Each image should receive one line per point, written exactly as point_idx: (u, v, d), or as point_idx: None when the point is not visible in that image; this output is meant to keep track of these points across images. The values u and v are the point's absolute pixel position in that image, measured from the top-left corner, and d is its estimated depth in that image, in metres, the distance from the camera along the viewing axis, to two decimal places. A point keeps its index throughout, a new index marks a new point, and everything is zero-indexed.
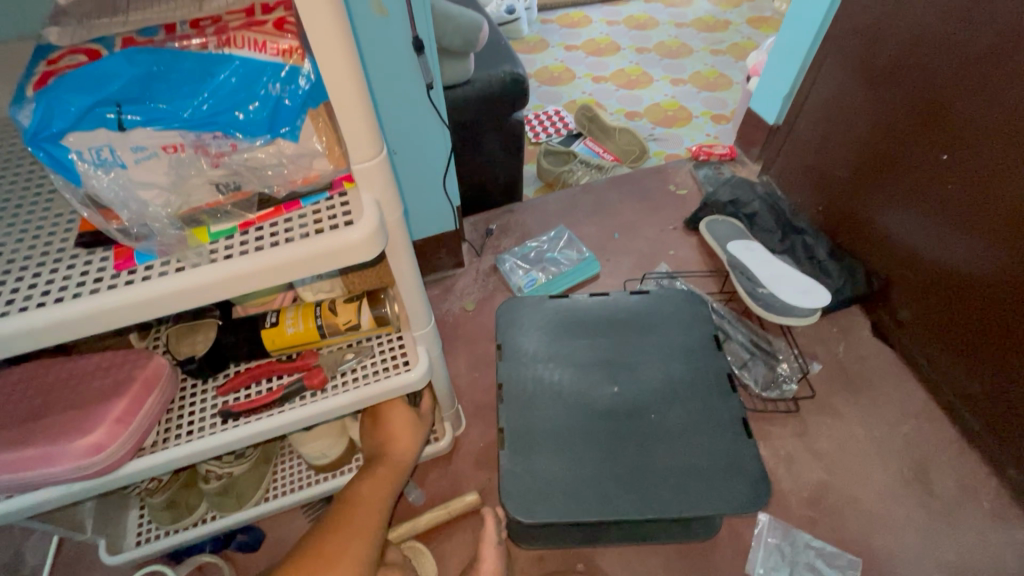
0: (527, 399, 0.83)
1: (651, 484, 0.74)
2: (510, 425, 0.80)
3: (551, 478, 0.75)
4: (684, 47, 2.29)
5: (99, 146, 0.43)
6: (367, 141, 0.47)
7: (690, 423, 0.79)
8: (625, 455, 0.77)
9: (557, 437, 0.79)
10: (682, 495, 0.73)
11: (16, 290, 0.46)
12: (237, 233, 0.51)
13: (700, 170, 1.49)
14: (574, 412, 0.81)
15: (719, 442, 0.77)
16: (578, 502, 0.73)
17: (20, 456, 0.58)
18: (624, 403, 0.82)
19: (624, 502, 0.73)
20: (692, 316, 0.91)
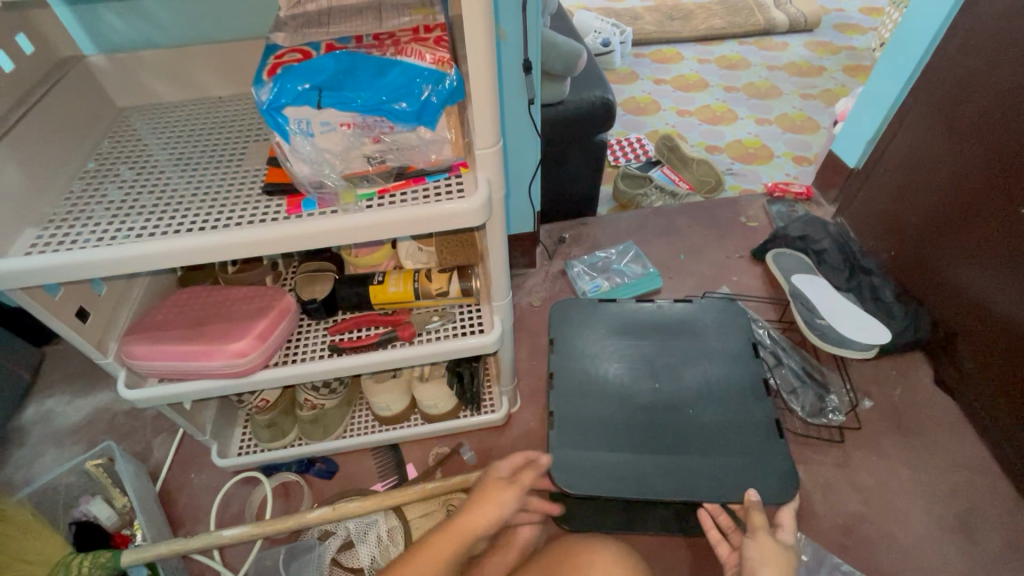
0: (575, 389, 0.92)
1: (689, 470, 0.82)
2: (558, 410, 0.89)
3: (591, 457, 0.84)
4: (774, 89, 2.34)
5: (301, 119, 0.58)
6: (488, 131, 0.60)
7: (718, 421, 0.87)
8: (661, 444, 0.84)
9: (600, 424, 0.88)
10: (714, 482, 0.80)
11: (233, 217, 0.66)
12: (375, 197, 0.65)
13: (774, 206, 1.53)
14: (617, 404, 0.90)
15: (749, 440, 0.84)
16: (619, 479, 0.82)
17: (189, 349, 0.76)
18: (664, 399, 0.89)
19: (663, 485, 0.81)
20: (732, 324, 0.98)
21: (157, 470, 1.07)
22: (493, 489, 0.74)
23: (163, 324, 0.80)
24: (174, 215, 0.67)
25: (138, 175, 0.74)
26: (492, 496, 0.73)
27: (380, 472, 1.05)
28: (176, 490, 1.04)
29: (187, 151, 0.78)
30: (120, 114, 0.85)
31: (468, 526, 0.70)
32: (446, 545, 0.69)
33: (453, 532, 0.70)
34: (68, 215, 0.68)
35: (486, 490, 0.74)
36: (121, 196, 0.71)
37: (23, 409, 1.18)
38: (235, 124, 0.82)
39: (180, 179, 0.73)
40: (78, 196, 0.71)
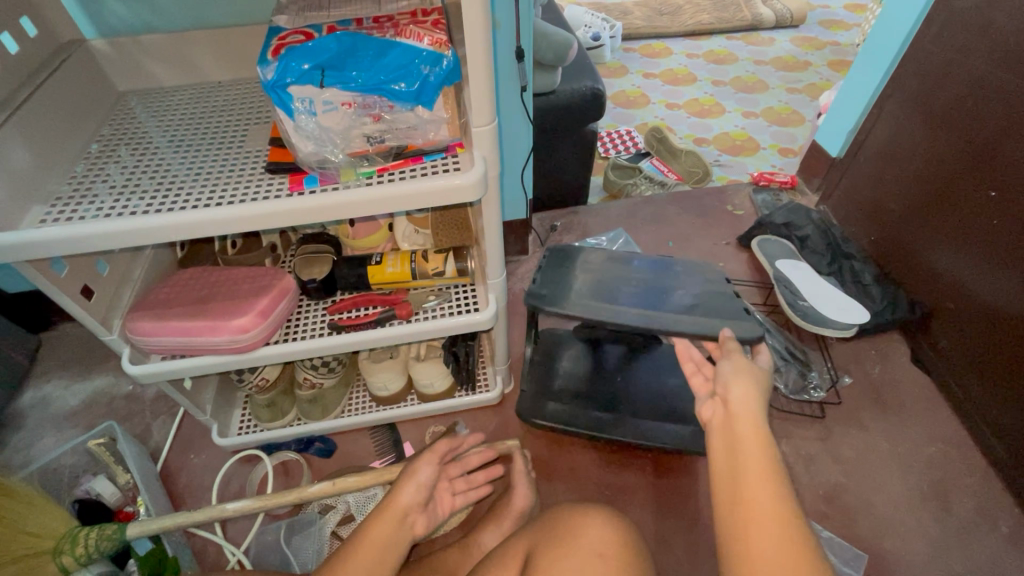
0: (568, 251, 0.98)
1: (661, 313, 0.86)
2: (543, 269, 0.94)
3: (569, 295, 0.89)
4: (760, 84, 2.39)
5: (306, 98, 0.61)
6: (484, 110, 0.61)
7: (700, 292, 0.91)
8: (640, 295, 0.90)
9: (582, 281, 0.92)
10: (684, 323, 0.84)
11: (239, 194, 0.68)
12: (375, 175, 0.68)
13: (759, 195, 1.58)
14: (604, 267, 0.95)
15: (727, 306, 0.88)
16: (593, 308, 0.86)
17: (194, 325, 0.78)
18: (648, 271, 0.95)
19: (633, 315, 0.85)
20: None
21: (157, 451, 1.08)
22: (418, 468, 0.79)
23: (167, 302, 0.82)
24: (178, 192, 0.69)
25: (140, 155, 0.76)
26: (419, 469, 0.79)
27: (377, 450, 1.08)
28: (177, 470, 1.06)
29: (187, 133, 0.80)
30: (121, 98, 0.86)
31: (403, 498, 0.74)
32: (392, 515, 0.71)
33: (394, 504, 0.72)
34: (72, 192, 0.70)
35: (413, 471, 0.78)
36: (124, 177, 0.72)
37: (21, 394, 1.19)
38: (234, 108, 0.84)
39: (184, 159, 0.75)
40: (82, 177, 0.72)
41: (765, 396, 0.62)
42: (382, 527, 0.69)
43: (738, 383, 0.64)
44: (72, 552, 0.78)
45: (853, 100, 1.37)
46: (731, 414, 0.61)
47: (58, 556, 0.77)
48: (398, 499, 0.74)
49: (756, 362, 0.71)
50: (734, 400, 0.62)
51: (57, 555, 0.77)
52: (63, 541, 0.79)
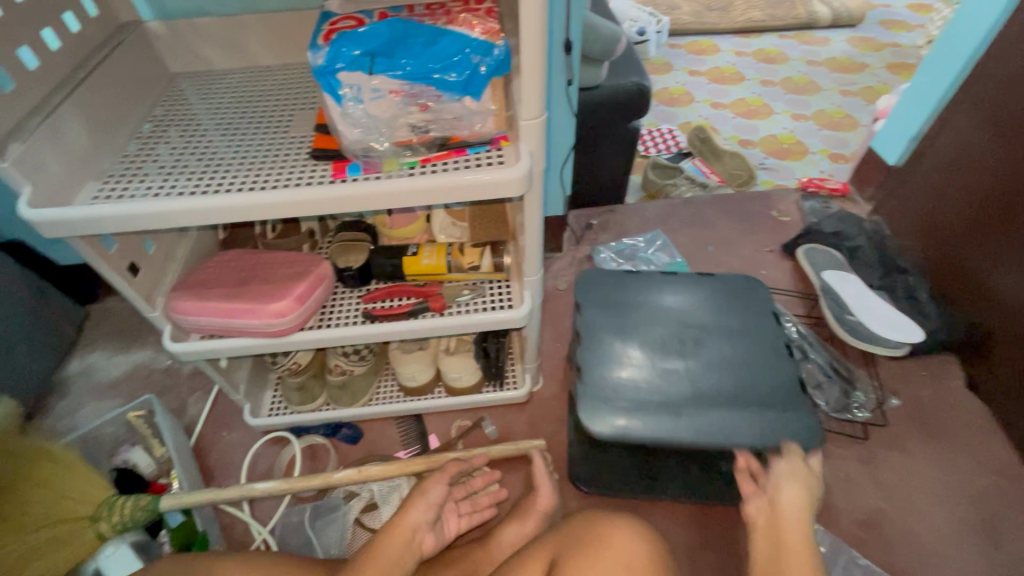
0: (604, 342, 0.93)
1: (710, 422, 0.84)
2: (589, 370, 0.90)
3: (621, 416, 0.86)
4: (812, 85, 2.29)
5: (354, 85, 0.60)
6: (532, 102, 0.59)
7: (747, 370, 0.89)
8: (686, 398, 0.86)
9: (628, 382, 0.89)
10: (740, 431, 0.83)
11: (284, 179, 0.68)
12: (418, 166, 0.67)
13: (807, 202, 1.51)
14: (646, 361, 0.91)
15: (780, 393, 0.86)
16: (643, 433, 0.84)
17: (232, 306, 0.79)
18: (689, 358, 0.90)
19: (684, 434, 0.84)
20: (758, 298, 0.98)
21: (191, 426, 1.11)
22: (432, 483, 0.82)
23: (208, 282, 0.83)
24: (225, 176, 0.70)
25: (189, 138, 0.77)
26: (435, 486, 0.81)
27: (404, 439, 1.08)
28: (209, 446, 1.08)
29: (234, 118, 0.80)
30: (174, 80, 0.88)
31: (416, 513, 0.76)
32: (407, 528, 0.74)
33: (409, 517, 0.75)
34: (125, 172, 0.71)
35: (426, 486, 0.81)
36: (172, 159, 0.73)
37: (68, 361, 1.24)
38: (281, 94, 0.84)
39: (231, 143, 0.75)
40: (133, 157, 0.73)
41: (810, 502, 0.72)
42: (396, 538, 0.72)
43: (789, 484, 0.73)
44: (109, 520, 0.81)
45: (915, 112, 1.28)
46: (778, 522, 0.69)
47: (95, 523, 0.81)
48: (411, 512, 0.76)
49: (813, 464, 0.78)
50: (788, 502, 0.71)
51: (97, 522, 0.81)
52: (101, 509, 0.82)
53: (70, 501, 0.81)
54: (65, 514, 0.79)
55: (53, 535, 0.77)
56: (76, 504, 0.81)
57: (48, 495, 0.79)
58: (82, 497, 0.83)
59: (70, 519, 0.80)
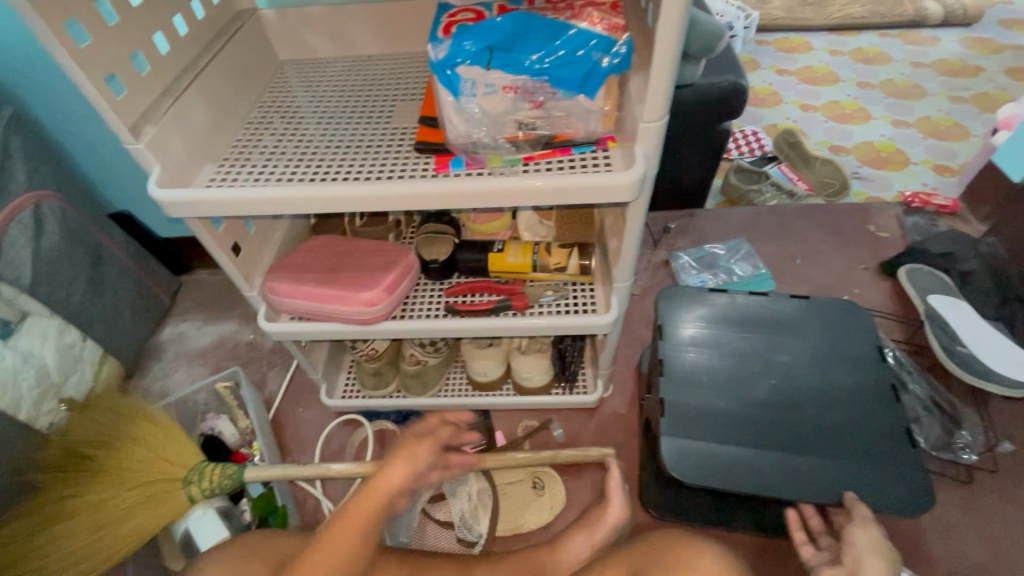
0: (686, 376, 0.86)
1: (807, 470, 0.76)
2: (669, 398, 0.84)
3: (704, 452, 0.79)
4: (917, 89, 2.11)
5: (469, 79, 0.59)
6: (657, 104, 0.56)
7: (846, 417, 0.80)
8: (779, 441, 0.79)
9: (713, 416, 0.82)
10: (841, 481, 0.76)
11: (388, 171, 0.69)
12: (520, 163, 0.66)
13: (910, 217, 1.39)
14: (734, 398, 0.83)
15: (884, 447, 0.78)
16: (733, 475, 0.77)
17: (323, 292, 0.80)
18: (781, 397, 0.83)
19: (780, 482, 0.76)
20: (855, 328, 0.89)
21: (270, 400, 1.16)
22: (415, 447, 0.72)
23: (301, 266, 0.85)
24: (330, 165, 0.71)
25: (293, 125, 0.78)
26: (411, 451, 0.72)
27: (470, 435, 1.09)
28: (286, 421, 1.13)
29: (335, 107, 0.81)
30: (280, 67, 0.90)
31: (382, 484, 0.68)
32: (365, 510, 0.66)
33: (374, 495, 0.67)
34: (235, 155, 0.73)
35: (410, 449, 0.72)
36: (277, 148, 0.74)
37: (162, 328, 1.32)
38: (380, 84, 0.84)
39: (333, 133, 0.76)
40: (240, 144, 0.75)
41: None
42: (355, 522, 0.65)
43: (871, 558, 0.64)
44: (198, 485, 0.85)
45: None
46: None
47: (186, 485, 0.85)
48: (374, 486, 0.68)
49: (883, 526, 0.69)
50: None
51: (187, 485, 0.85)
52: (193, 473, 0.86)
53: (160, 463, 0.86)
54: (150, 476, 0.84)
55: (139, 495, 0.83)
56: (166, 467, 0.86)
57: (139, 456, 0.86)
58: (174, 460, 0.87)
59: (161, 480, 0.85)
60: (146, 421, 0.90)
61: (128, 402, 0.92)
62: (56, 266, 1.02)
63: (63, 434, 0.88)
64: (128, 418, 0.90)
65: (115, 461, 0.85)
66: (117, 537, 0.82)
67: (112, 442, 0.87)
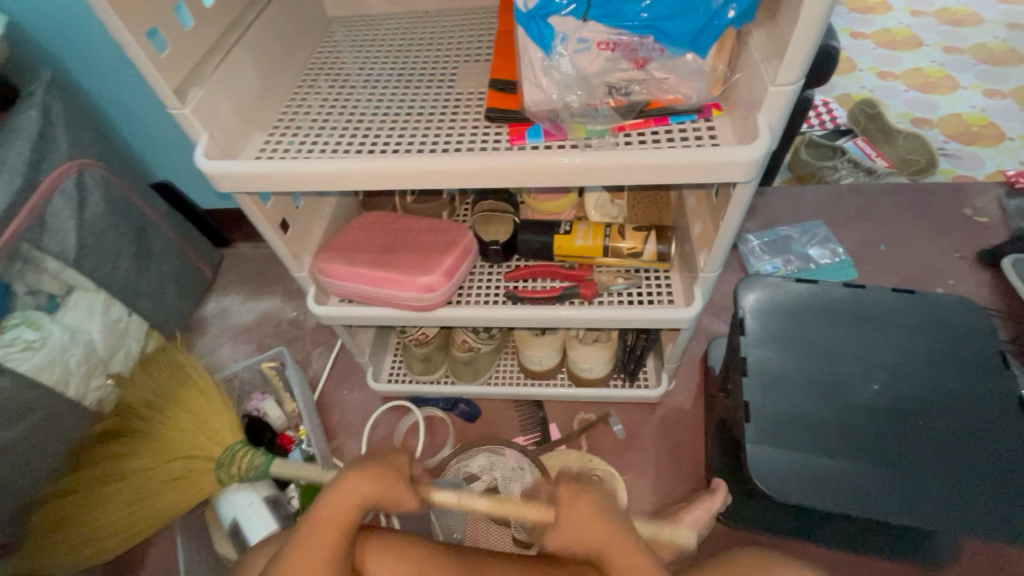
0: (773, 378, 0.78)
1: (919, 487, 0.68)
2: (753, 402, 0.76)
3: (795, 464, 0.71)
4: (1014, 54, 1.88)
5: (561, 34, 0.50)
6: (794, 62, 0.46)
7: (961, 430, 0.71)
8: (882, 455, 0.70)
9: (804, 423, 0.74)
10: (959, 503, 0.67)
11: (458, 142, 0.61)
12: (609, 135, 0.57)
13: (1014, 200, 1.24)
14: (829, 404, 0.75)
15: (1011, 466, 0.68)
16: (831, 492, 0.69)
17: (381, 275, 0.74)
18: (886, 405, 0.74)
19: (888, 504, 0.67)
20: (971, 328, 0.78)
21: (314, 381, 1.13)
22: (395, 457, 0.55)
23: (353, 246, 0.79)
24: (390, 134, 0.63)
25: (345, 88, 0.71)
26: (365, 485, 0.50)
27: (522, 426, 1.03)
28: (332, 403, 1.09)
29: (389, 69, 0.73)
30: (328, 25, 0.82)
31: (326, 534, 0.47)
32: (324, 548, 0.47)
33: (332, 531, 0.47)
34: (286, 124, 0.66)
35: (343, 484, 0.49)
36: (332, 114, 0.67)
37: (205, 302, 1.29)
38: (438, 42, 0.76)
39: (391, 98, 0.68)
40: (291, 111, 0.68)
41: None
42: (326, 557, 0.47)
43: None
44: (228, 469, 0.78)
45: None
46: None
47: (218, 467, 0.78)
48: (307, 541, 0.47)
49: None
50: None
51: (216, 467, 0.78)
52: (225, 456, 0.78)
53: (199, 437, 0.81)
54: (188, 450, 0.80)
55: (171, 472, 0.79)
56: (205, 443, 0.80)
57: (180, 426, 0.81)
58: (211, 438, 0.81)
59: (197, 457, 0.79)
60: (195, 391, 0.86)
61: (185, 365, 0.90)
62: (100, 239, 0.99)
63: (126, 392, 0.88)
64: (181, 383, 0.87)
65: (157, 428, 0.81)
66: (151, 511, 0.79)
67: (160, 406, 0.84)
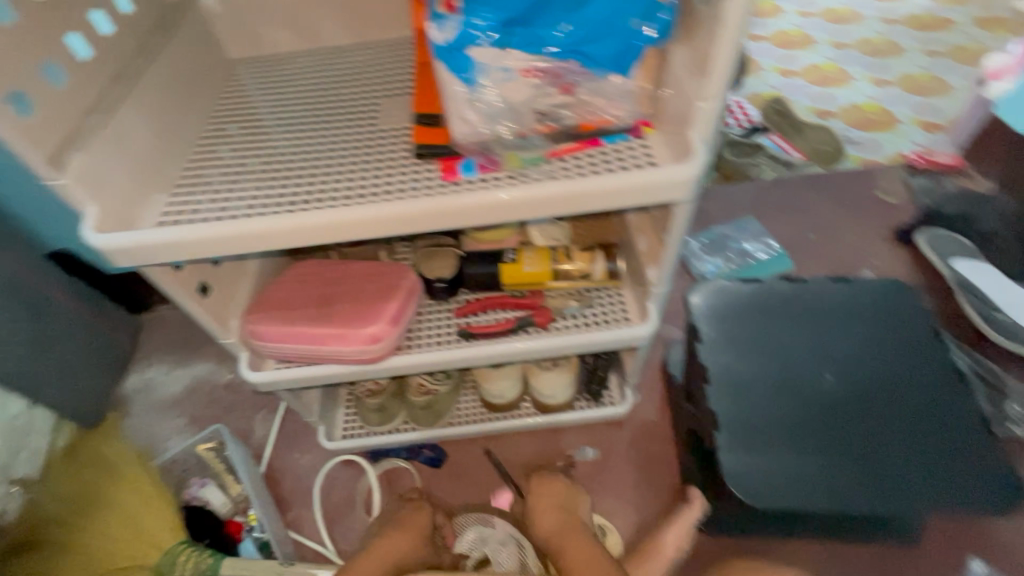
0: (735, 382, 0.78)
1: (882, 473, 0.70)
2: (721, 408, 0.76)
3: (768, 468, 0.71)
4: (892, 46, 2.07)
5: (482, 63, 0.48)
6: (720, 77, 0.46)
7: (914, 410, 0.74)
8: (847, 445, 0.72)
9: (772, 424, 0.74)
10: (922, 482, 0.69)
11: (389, 184, 0.57)
12: (544, 162, 0.55)
13: (916, 179, 1.34)
14: (790, 401, 0.76)
15: (959, 438, 0.72)
16: (803, 489, 0.70)
17: (321, 332, 0.68)
18: (842, 394, 0.76)
19: (856, 494, 0.69)
20: (905, 307, 0.82)
21: (260, 449, 1.03)
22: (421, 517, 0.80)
23: (286, 302, 0.72)
24: (313, 182, 0.58)
25: (257, 136, 0.65)
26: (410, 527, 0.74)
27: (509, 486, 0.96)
28: (282, 470, 1.00)
29: (305, 110, 0.68)
30: (232, 67, 0.76)
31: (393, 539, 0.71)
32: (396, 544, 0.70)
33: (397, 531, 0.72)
34: (194, 181, 0.60)
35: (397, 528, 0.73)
36: (245, 164, 0.61)
37: (124, 377, 1.16)
38: (355, 78, 0.72)
39: (310, 141, 0.63)
40: (200, 164, 0.62)
41: None
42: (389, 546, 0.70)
43: None
44: None
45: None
46: None
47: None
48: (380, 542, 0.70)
49: None
50: None
51: None
52: (165, 563, 0.74)
53: (135, 545, 0.76)
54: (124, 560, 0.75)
55: None
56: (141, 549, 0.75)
57: (113, 536, 0.76)
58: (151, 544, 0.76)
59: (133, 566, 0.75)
60: (129, 488, 0.79)
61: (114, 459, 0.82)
62: None
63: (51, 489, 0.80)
64: (109, 481, 0.80)
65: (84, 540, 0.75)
66: None
67: (86, 512, 0.77)
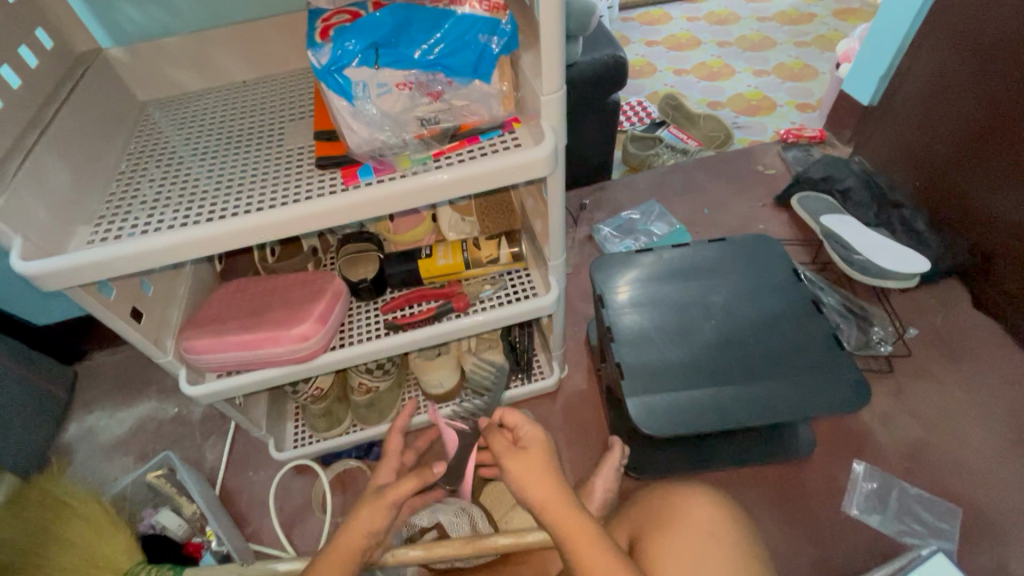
0: (635, 338, 0.89)
1: (762, 393, 0.82)
2: (626, 361, 0.86)
3: (670, 403, 0.82)
4: (766, 40, 2.32)
5: (360, 81, 0.57)
6: (553, 73, 0.57)
7: (783, 338, 0.87)
8: (732, 375, 0.84)
9: (669, 367, 0.85)
10: (794, 395, 0.81)
11: (296, 192, 0.64)
12: (431, 160, 0.64)
13: (789, 152, 1.53)
14: (683, 346, 0.87)
15: (821, 355, 0.85)
16: (700, 415, 0.80)
17: (252, 338, 0.74)
18: (725, 334, 0.88)
19: (743, 413, 0.80)
20: (770, 257, 0.96)
21: (213, 474, 1.06)
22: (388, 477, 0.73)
23: (218, 317, 0.78)
24: (227, 199, 0.65)
25: (172, 165, 0.71)
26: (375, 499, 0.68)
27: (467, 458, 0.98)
28: (238, 490, 1.03)
29: (216, 139, 0.75)
30: (142, 108, 0.81)
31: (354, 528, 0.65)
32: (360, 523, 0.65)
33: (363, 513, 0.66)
34: (115, 210, 0.65)
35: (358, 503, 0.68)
36: (162, 191, 0.67)
37: (65, 428, 1.16)
38: (261, 108, 0.79)
39: (222, 165, 0.70)
40: (119, 195, 0.67)
41: None
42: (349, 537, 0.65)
43: None
44: None
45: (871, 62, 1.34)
46: None
47: None
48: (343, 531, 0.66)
49: None
50: None
51: None
52: None
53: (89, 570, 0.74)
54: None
55: None
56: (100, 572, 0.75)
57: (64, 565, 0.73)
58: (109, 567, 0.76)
59: None
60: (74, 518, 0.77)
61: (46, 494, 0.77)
62: None
63: None
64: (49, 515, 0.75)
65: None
66: None
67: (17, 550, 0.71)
